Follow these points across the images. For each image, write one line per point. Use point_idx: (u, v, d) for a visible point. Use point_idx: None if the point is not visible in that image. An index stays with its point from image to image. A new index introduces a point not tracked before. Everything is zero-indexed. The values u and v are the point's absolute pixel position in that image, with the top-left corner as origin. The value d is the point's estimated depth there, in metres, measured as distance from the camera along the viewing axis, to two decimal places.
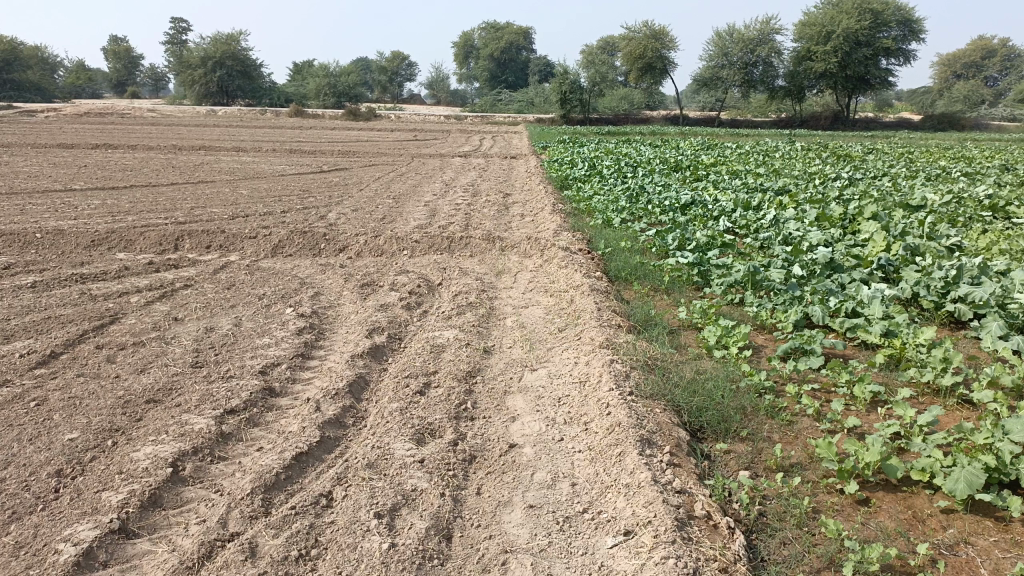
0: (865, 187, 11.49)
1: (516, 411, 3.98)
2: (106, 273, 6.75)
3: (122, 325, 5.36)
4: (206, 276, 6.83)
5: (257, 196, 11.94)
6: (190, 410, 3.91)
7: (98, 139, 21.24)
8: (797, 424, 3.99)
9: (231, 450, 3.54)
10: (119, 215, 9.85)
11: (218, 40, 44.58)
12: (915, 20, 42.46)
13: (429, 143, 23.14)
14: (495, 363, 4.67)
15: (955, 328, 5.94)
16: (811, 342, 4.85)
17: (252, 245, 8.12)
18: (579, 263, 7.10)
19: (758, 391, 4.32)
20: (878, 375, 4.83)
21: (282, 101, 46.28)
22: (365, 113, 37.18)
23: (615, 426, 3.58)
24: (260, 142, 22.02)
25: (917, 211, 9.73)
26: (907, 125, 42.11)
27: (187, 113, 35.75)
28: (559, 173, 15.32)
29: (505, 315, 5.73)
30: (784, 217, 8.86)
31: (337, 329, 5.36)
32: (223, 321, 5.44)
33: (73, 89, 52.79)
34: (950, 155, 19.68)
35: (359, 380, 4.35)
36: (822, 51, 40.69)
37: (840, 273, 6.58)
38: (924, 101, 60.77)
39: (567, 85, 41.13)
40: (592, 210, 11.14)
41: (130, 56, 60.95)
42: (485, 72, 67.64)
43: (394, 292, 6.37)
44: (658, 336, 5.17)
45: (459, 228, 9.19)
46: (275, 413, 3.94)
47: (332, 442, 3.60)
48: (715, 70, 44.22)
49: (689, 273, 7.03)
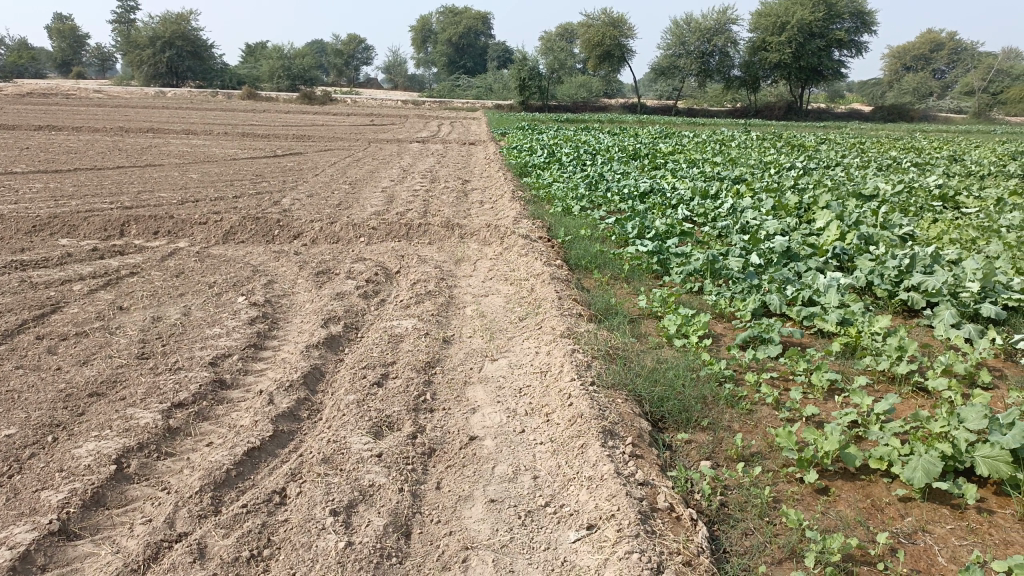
0: (819, 177, 11.64)
1: (476, 402, 3.91)
2: (47, 260, 6.48)
3: (64, 315, 5.14)
4: (154, 263, 6.60)
5: (208, 180, 11.62)
6: (136, 404, 3.75)
7: (41, 120, 20.47)
8: (757, 413, 3.99)
9: (179, 446, 3.40)
10: (61, 199, 9.47)
11: (167, 19, 43.31)
12: (867, 12, 43.22)
13: (386, 129, 22.82)
14: (455, 353, 4.58)
15: (908, 316, 6.03)
16: (770, 330, 4.86)
17: (203, 231, 7.88)
18: (539, 251, 7.04)
19: (719, 380, 4.31)
20: (835, 363, 4.87)
21: (234, 84, 45.22)
22: (320, 97, 36.56)
23: (576, 418, 3.53)
24: (212, 125, 21.46)
25: (870, 200, 9.88)
26: (858, 116, 42.93)
27: (135, 95, 34.71)
28: (518, 160, 15.23)
29: (465, 304, 5.64)
30: (741, 206, 8.92)
31: (291, 319, 5.22)
32: (172, 311, 5.25)
33: (15, 68, 50.88)
34: (900, 146, 20.09)
35: (314, 372, 4.23)
36: (777, 42, 41.20)
37: (797, 262, 6.63)
38: (874, 92, 62.04)
39: (526, 72, 40.96)
40: (552, 197, 11.08)
41: (75, 35, 58.97)
42: (444, 57, 67.01)
43: (350, 280, 6.23)
44: (618, 324, 5.13)
45: (417, 215, 9.06)
46: (225, 407, 3.81)
47: (285, 436, 3.49)
48: (673, 59, 44.49)
49: (648, 261, 7.01)
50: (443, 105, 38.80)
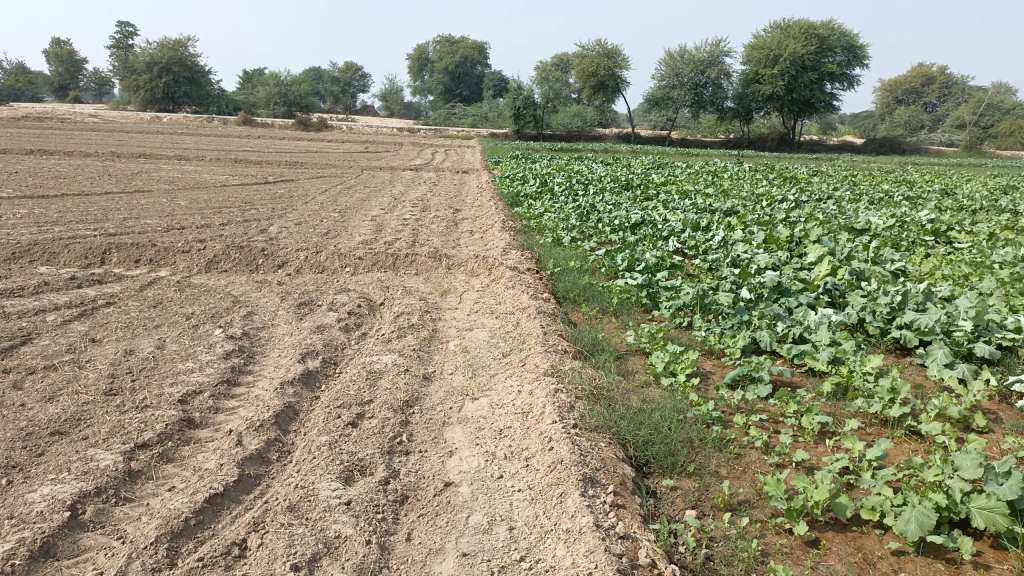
0: (811, 210, 11.60)
1: (454, 445, 3.76)
2: (22, 289, 6.33)
3: (34, 347, 4.98)
4: (133, 292, 6.46)
5: (196, 207, 11.52)
6: (98, 445, 3.58)
7: (33, 144, 20.41)
8: (745, 457, 3.85)
9: (139, 491, 3.25)
10: (45, 225, 9.34)
11: (165, 46, 43.55)
12: (859, 47, 43.70)
13: (380, 157, 22.81)
14: (435, 391, 4.44)
15: (901, 354, 5.93)
16: (760, 369, 4.74)
17: (186, 260, 7.75)
18: (527, 284, 6.93)
19: (706, 422, 4.17)
20: (826, 404, 4.74)
21: (229, 109, 45.35)
22: (316, 124, 36.66)
23: (556, 464, 3.39)
24: (205, 151, 21.41)
25: (862, 234, 9.83)
26: (850, 148, 43.21)
27: (130, 120, 34.76)
28: (510, 189, 15.19)
29: (448, 338, 5.51)
30: (732, 239, 8.85)
31: (268, 353, 5.07)
32: (145, 343, 5.11)
33: (13, 92, 51.03)
34: (892, 179, 20.13)
35: (287, 411, 4.08)
36: (770, 74, 41.59)
37: (788, 297, 6.54)
38: (866, 125, 62.65)
39: (521, 101, 41.21)
40: (543, 227, 10.99)
41: (73, 59, 59.31)
42: (440, 86, 67.46)
43: (332, 312, 6.10)
44: (604, 362, 5.00)
45: (405, 245, 8.95)
46: (192, 448, 3.66)
47: (251, 481, 3.33)
48: (667, 90, 44.85)
49: (638, 295, 6.90)
50: (438, 132, 38.94)
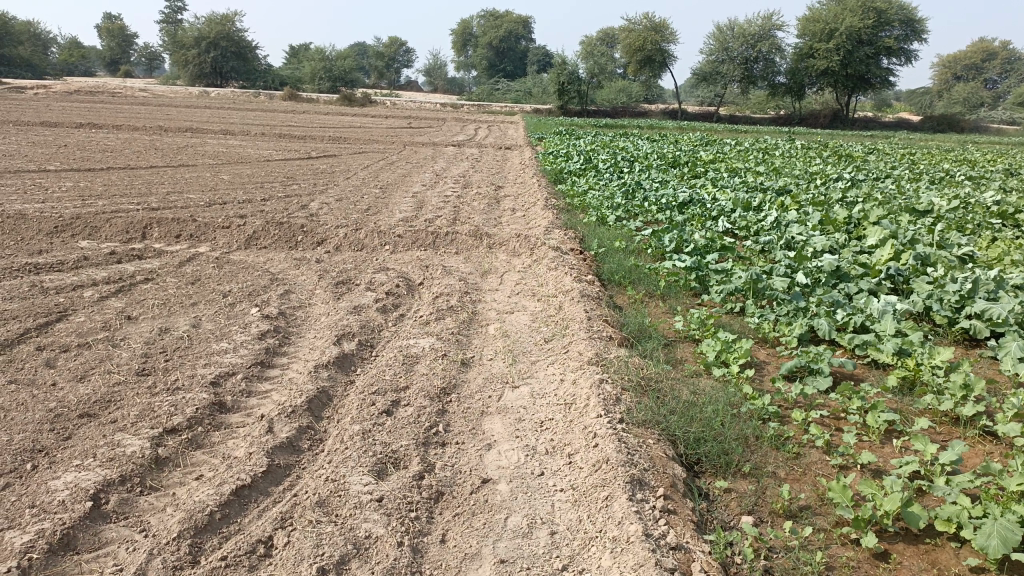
0: (868, 190, 11.10)
1: (492, 437, 3.56)
2: (62, 263, 6.29)
3: (69, 324, 4.91)
4: (170, 268, 6.38)
5: (238, 182, 11.47)
6: (126, 429, 3.47)
7: (84, 118, 20.67)
8: (804, 458, 3.59)
9: (165, 479, 3.12)
10: (89, 199, 9.37)
11: (212, 20, 43.81)
12: (919, 19, 42.07)
13: (423, 132, 22.63)
14: (473, 378, 4.24)
15: (970, 346, 5.56)
16: (818, 361, 4.45)
17: (225, 236, 7.67)
18: (570, 265, 6.67)
19: (761, 418, 3.91)
20: (892, 400, 4.44)
21: (275, 84, 45.60)
22: (359, 99, 36.59)
23: (602, 463, 3.16)
24: (250, 125, 21.48)
25: (924, 216, 9.34)
26: (907, 125, 41.71)
27: (179, 94, 35.18)
28: (554, 165, 14.89)
29: (488, 321, 5.31)
30: (786, 219, 8.46)
31: (304, 334, 4.93)
32: (180, 322, 5.01)
33: (67, 67, 51.92)
34: (951, 157, 19.29)
35: (320, 396, 3.92)
36: (825, 48, 40.33)
37: (847, 282, 6.19)
38: (922, 101, 60.50)
39: (566, 76, 40.65)
40: (587, 206, 10.70)
41: (125, 34, 60.19)
42: (484, 60, 66.96)
43: (370, 291, 5.93)
44: (652, 350, 4.75)
45: (446, 222, 8.76)
46: (222, 434, 3.52)
47: (281, 471, 3.18)
48: (716, 64, 43.77)
49: (686, 278, 6.60)
50: (481, 108, 38.68)
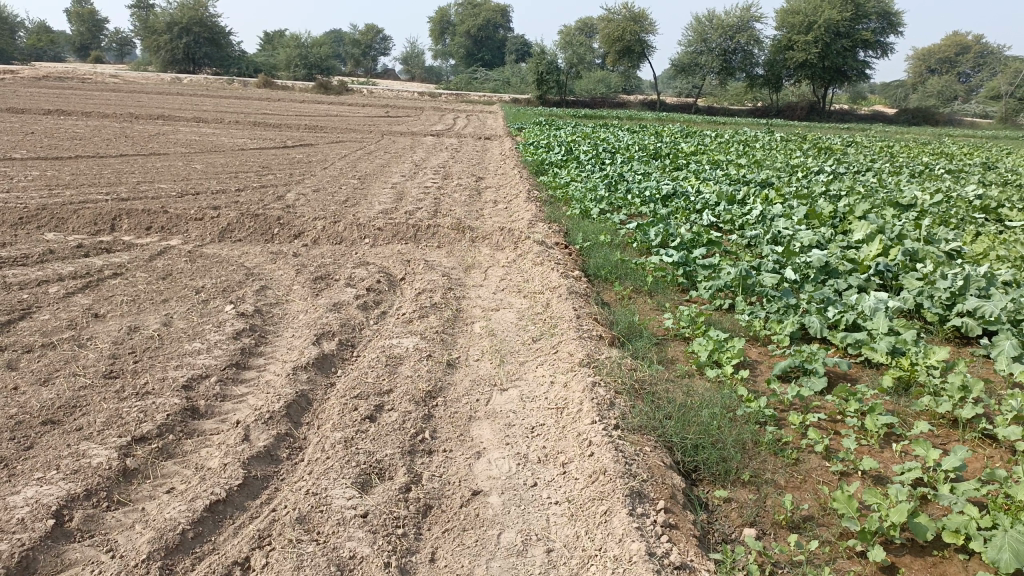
0: (851, 183, 11.05)
1: (482, 445, 3.39)
2: (27, 257, 6.01)
3: (33, 322, 4.66)
4: (141, 263, 6.13)
5: (212, 172, 11.17)
6: (92, 437, 3.25)
7: (52, 104, 20.10)
8: (804, 464, 3.47)
9: (135, 493, 2.93)
10: (56, 189, 9.03)
11: (185, 5, 42.94)
12: (895, 13, 42.30)
13: (401, 121, 22.32)
14: (460, 381, 4.07)
15: (961, 343, 5.49)
16: (813, 360, 4.35)
17: (198, 228, 7.40)
18: (556, 260, 6.52)
19: (758, 422, 3.79)
20: (888, 402, 4.34)
21: (250, 72, 44.84)
22: (336, 87, 36.09)
23: (599, 474, 3.02)
24: (224, 113, 21.02)
25: (908, 210, 9.29)
26: (883, 118, 42.01)
27: (151, 81, 34.48)
28: (535, 156, 14.71)
29: (473, 319, 5.14)
30: (771, 213, 8.36)
31: (282, 332, 4.73)
32: (151, 320, 4.78)
33: (36, 52, 50.79)
34: (929, 151, 19.36)
35: (300, 400, 3.74)
36: (803, 41, 40.44)
37: (836, 278, 6.10)
38: (896, 95, 61.08)
39: (544, 66, 40.40)
40: (570, 199, 10.53)
41: (95, 19, 58.93)
42: (462, 49, 66.35)
43: (350, 287, 5.74)
44: (644, 350, 4.62)
45: (427, 215, 8.56)
46: (195, 442, 3.33)
47: (258, 483, 3.00)
48: (694, 56, 43.76)
49: (674, 274, 6.47)
50: (459, 97, 38.30)
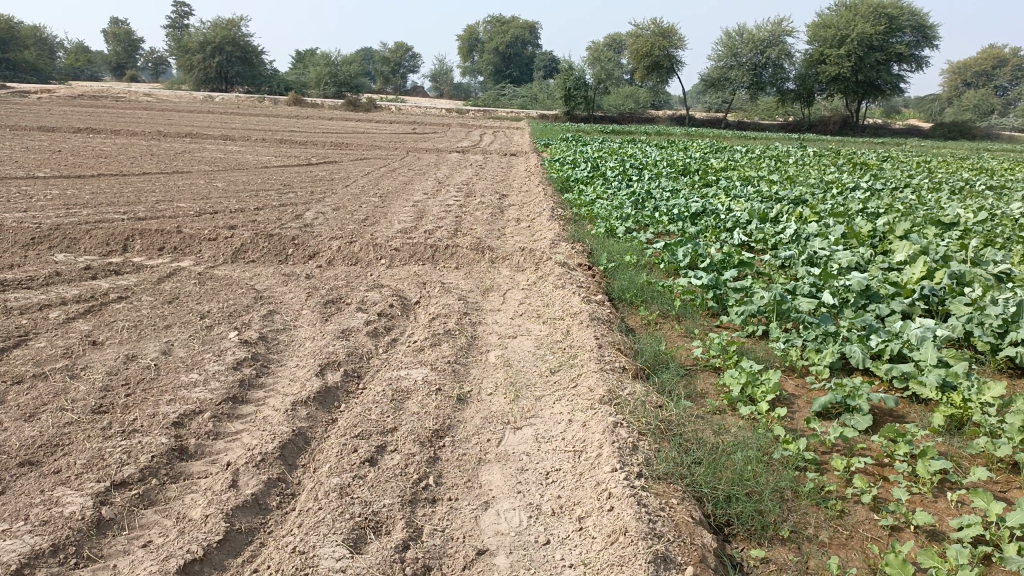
0: (891, 201, 10.59)
1: (490, 493, 3.09)
2: (33, 279, 5.86)
3: (27, 349, 4.45)
4: (149, 285, 5.93)
5: (233, 190, 11.05)
6: (68, 482, 3.00)
7: (83, 122, 20.26)
8: (850, 517, 3.12)
9: (107, 547, 2.67)
10: (73, 208, 8.94)
11: (218, 25, 43.52)
12: (930, 26, 41.52)
13: (426, 138, 22.23)
14: (470, 418, 3.77)
15: (1015, 375, 5.07)
16: (856, 397, 4.00)
17: (212, 249, 7.22)
18: (579, 283, 6.21)
19: (798, 467, 3.45)
20: (941, 443, 3.96)
21: (281, 89, 45.18)
22: (364, 104, 36.19)
23: (619, 534, 2.70)
24: (251, 131, 21.05)
25: (951, 229, 8.83)
26: (917, 132, 41.15)
27: (183, 99, 34.89)
28: (560, 173, 14.44)
29: (488, 347, 4.85)
30: (806, 233, 7.97)
31: (285, 362, 4.48)
32: (151, 347, 4.56)
33: (72, 71, 51.86)
34: (967, 166, 18.72)
35: (297, 439, 3.47)
36: (835, 55, 39.84)
37: (878, 303, 5.73)
38: (932, 109, 59.91)
39: (572, 82, 40.22)
40: (595, 216, 10.22)
41: (131, 39, 60.08)
42: (490, 66, 66.48)
43: (361, 312, 5.48)
44: (671, 383, 4.28)
45: (447, 234, 8.31)
46: (180, 487, 3.07)
47: (242, 538, 2.74)
48: (724, 70, 43.34)
49: (703, 297, 6.12)
50: (486, 113, 38.22)
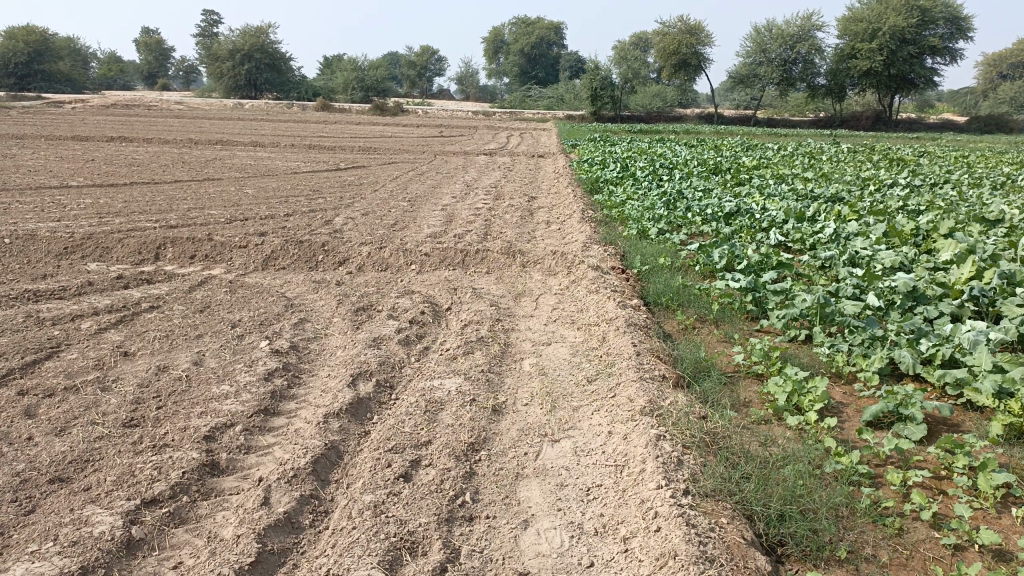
0: (931, 197, 10.27)
1: (529, 511, 2.97)
2: (65, 290, 5.85)
3: (59, 361, 4.42)
4: (180, 294, 5.91)
5: (262, 196, 11.07)
6: (98, 500, 2.94)
7: (116, 131, 20.52)
8: (910, 535, 2.96)
9: (138, 569, 2.60)
10: (106, 216, 8.99)
11: (247, 33, 43.99)
12: (965, 17, 40.60)
13: (454, 141, 22.18)
14: (506, 430, 3.65)
15: None
16: (909, 405, 3.83)
17: (242, 256, 7.20)
18: (613, 288, 6.07)
19: (852, 481, 3.28)
20: (1001, 454, 3.76)
21: (309, 95, 45.56)
22: (391, 107, 36.29)
23: (666, 558, 2.56)
24: (280, 136, 21.18)
25: (996, 226, 8.51)
26: (953, 126, 40.25)
27: (213, 107, 35.28)
28: (589, 174, 14.29)
29: (522, 355, 4.74)
30: (846, 232, 7.74)
31: (317, 372, 4.41)
32: (182, 358, 4.51)
33: (106, 80, 52.79)
34: (1007, 160, 18.23)
35: (330, 453, 3.38)
36: (867, 49, 39.13)
37: (925, 305, 5.50)
38: (967, 102, 58.68)
39: (598, 81, 39.98)
40: (626, 217, 10.06)
41: (162, 48, 61.07)
42: (515, 68, 66.39)
43: (392, 320, 5.39)
44: (713, 392, 4.13)
45: (477, 238, 8.22)
46: (212, 505, 2.99)
47: (275, 560, 2.65)
48: (752, 67, 42.80)
49: (742, 300, 5.94)
50: (513, 115, 38.12)
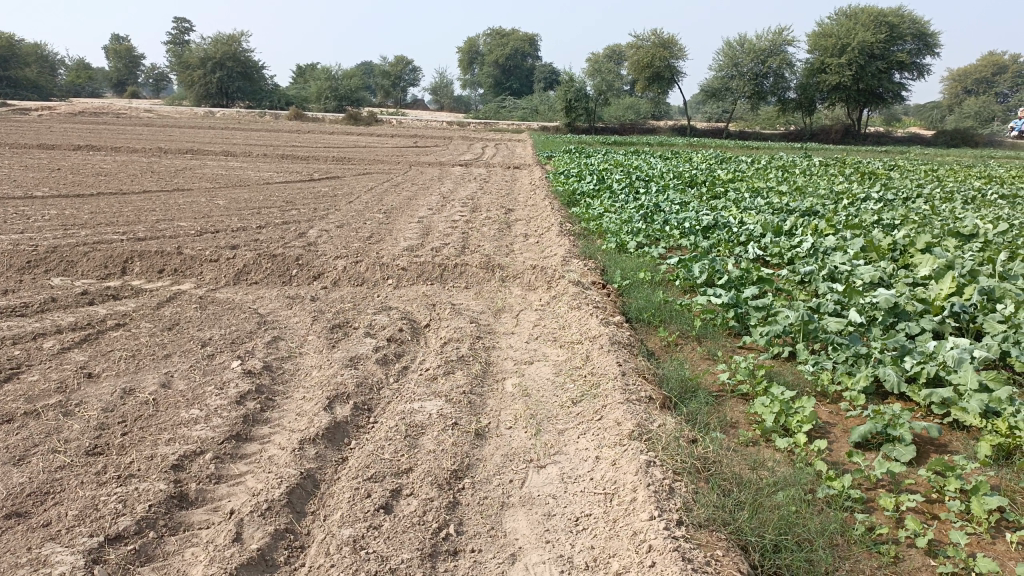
0: (906, 212, 10.31)
1: (516, 544, 2.86)
2: (28, 306, 5.63)
3: (20, 384, 4.21)
4: (148, 310, 5.71)
5: (235, 208, 10.83)
6: (58, 538, 2.76)
7: (84, 139, 20.08)
8: (906, 564, 2.88)
9: None
10: (71, 228, 8.72)
11: (219, 41, 43.51)
12: (931, 34, 41.41)
13: (429, 151, 22.05)
14: (490, 456, 3.53)
15: None
16: (897, 426, 3.76)
17: (213, 270, 6.99)
18: (594, 304, 5.97)
19: (845, 507, 3.20)
20: (991, 475, 3.71)
21: (281, 104, 45.11)
22: (365, 117, 36.05)
23: None
24: (253, 146, 20.90)
25: (971, 241, 8.54)
26: (921, 140, 40.90)
27: (184, 115, 34.83)
28: (566, 186, 14.23)
29: (504, 374, 4.62)
30: (825, 246, 7.71)
31: (291, 394, 4.24)
32: (150, 379, 4.32)
33: (73, 88, 51.91)
34: (975, 174, 18.47)
35: (305, 483, 3.23)
36: (836, 64, 39.74)
37: (906, 321, 5.46)
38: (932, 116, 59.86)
39: (573, 93, 40.07)
40: (604, 230, 9.99)
41: (131, 55, 60.27)
42: (490, 79, 66.47)
43: (369, 337, 5.25)
44: (701, 414, 4.04)
45: (454, 252, 8.09)
46: (181, 540, 2.83)
47: None
48: (724, 80, 43.24)
49: (724, 316, 5.87)
50: (488, 126, 38.06)
